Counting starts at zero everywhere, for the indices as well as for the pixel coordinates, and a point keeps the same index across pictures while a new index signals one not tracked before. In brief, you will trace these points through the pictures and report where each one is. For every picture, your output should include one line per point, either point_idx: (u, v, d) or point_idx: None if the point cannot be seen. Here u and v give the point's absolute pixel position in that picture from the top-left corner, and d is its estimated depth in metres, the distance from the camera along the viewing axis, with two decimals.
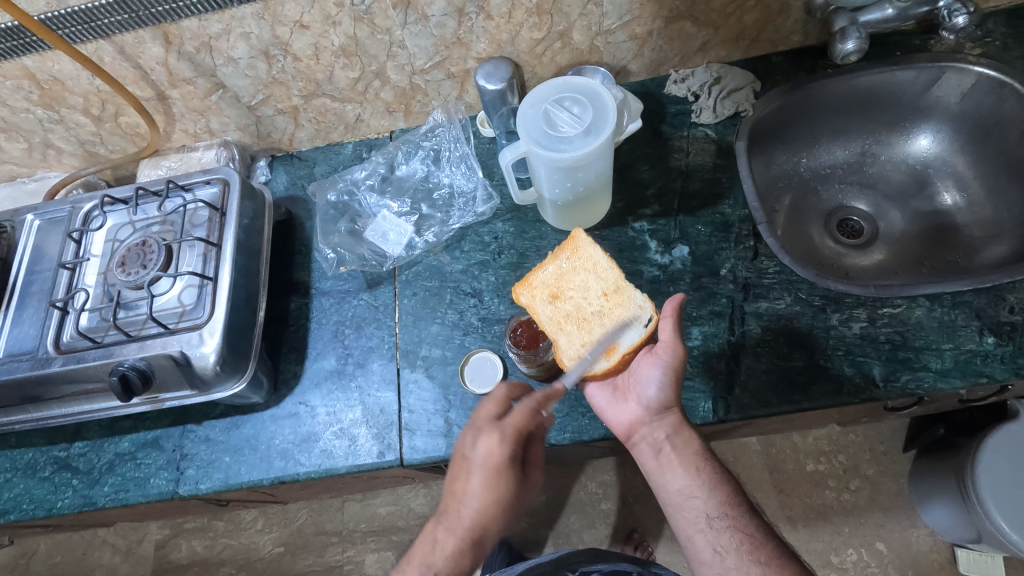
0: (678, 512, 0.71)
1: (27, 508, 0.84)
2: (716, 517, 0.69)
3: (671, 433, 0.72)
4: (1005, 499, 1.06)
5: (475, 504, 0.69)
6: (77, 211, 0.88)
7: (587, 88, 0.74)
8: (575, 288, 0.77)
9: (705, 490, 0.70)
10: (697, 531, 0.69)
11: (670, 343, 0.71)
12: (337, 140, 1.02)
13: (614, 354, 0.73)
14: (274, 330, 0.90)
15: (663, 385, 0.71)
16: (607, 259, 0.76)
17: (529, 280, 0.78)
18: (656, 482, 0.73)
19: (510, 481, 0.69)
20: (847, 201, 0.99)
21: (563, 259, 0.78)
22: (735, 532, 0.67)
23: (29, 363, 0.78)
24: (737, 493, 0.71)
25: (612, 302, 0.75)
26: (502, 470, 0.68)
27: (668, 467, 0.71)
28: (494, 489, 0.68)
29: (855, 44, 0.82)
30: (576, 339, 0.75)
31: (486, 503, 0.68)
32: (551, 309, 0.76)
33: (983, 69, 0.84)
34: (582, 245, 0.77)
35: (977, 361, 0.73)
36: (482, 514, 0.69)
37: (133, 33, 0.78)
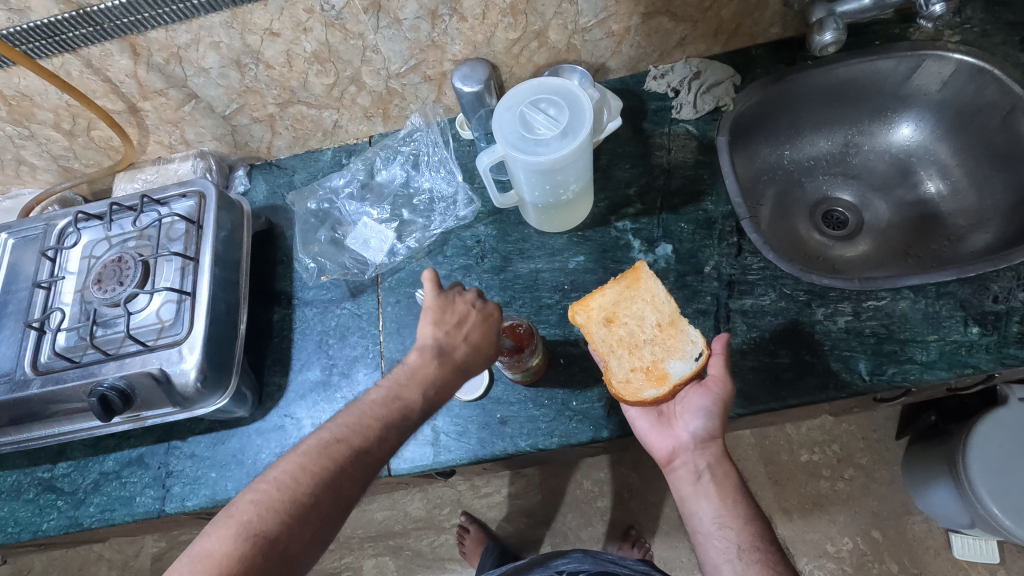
0: (707, 541, 0.67)
1: (12, 531, 0.83)
2: (746, 550, 0.64)
3: (714, 462, 0.70)
4: (998, 484, 1.07)
5: (471, 342, 0.68)
6: (51, 228, 0.87)
7: (563, 89, 0.73)
8: (631, 314, 0.77)
9: (740, 522, 0.66)
10: (725, 561, 0.64)
11: (720, 376, 0.70)
12: (316, 146, 1.01)
13: (665, 383, 0.73)
14: (257, 343, 0.89)
15: (710, 415, 0.70)
16: (666, 293, 0.77)
17: (586, 302, 0.78)
18: (688, 510, 0.69)
19: (489, 344, 0.70)
20: (832, 192, 0.99)
21: (622, 285, 0.78)
22: (766, 568, 0.62)
23: (7, 385, 0.77)
24: (771, 532, 0.66)
25: (665, 333, 0.76)
26: (494, 330, 0.71)
27: (704, 495, 0.68)
28: (485, 339, 0.70)
29: (833, 35, 0.81)
30: (626, 363, 0.75)
31: (482, 347, 0.69)
32: (605, 332, 0.77)
33: (963, 56, 0.84)
34: (644, 277, 0.78)
35: (963, 352, 0.73)
36: (470, 357, 0.68)
37: (100, 46, 0.76)
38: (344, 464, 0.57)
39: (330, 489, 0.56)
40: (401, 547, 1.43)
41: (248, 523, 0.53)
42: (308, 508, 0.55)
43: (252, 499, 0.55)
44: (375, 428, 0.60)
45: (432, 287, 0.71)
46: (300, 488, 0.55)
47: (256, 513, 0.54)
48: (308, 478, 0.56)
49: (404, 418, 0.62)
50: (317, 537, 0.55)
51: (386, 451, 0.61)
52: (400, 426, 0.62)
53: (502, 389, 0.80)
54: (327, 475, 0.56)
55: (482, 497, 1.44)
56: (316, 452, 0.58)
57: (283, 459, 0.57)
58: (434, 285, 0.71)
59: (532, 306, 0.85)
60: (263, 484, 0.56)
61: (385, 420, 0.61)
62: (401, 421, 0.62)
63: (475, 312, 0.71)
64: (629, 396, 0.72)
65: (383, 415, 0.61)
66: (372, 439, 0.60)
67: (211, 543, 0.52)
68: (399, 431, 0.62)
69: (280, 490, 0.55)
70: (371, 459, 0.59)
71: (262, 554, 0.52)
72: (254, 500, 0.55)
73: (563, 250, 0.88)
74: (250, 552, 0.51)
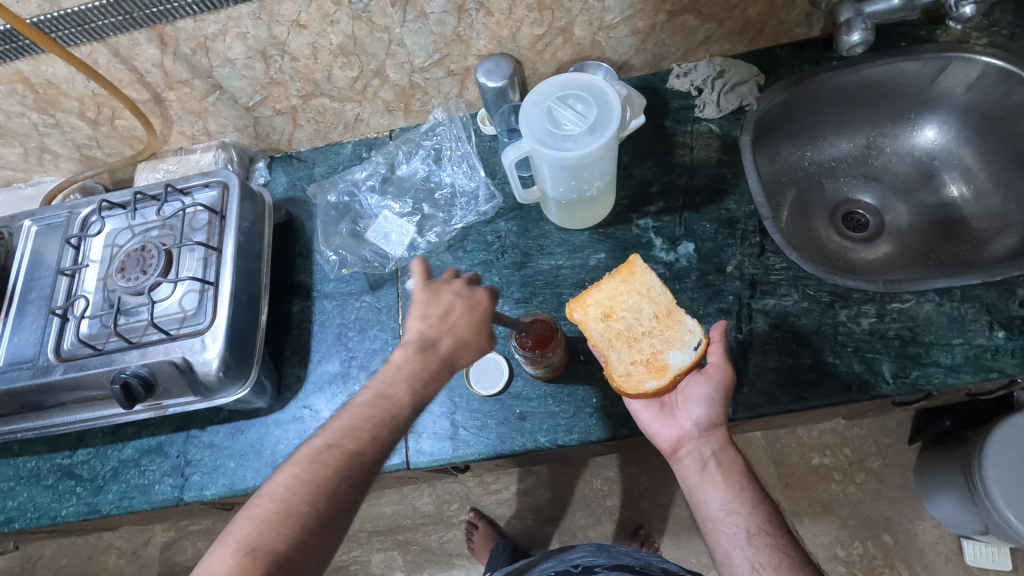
0: (716, 528, 0.66)
1: (32, 516, 0.84)
2: (756, 534, 0.64)
3: (718, 449, 0.70)
4: (1013, 490, 1.06)
5: (456, 335, 0.65)
6: (75, 216, 0.87)
7: (591, 85, 0.72)
8: (627, 308, 0.77)
9: (748, 508, 0.66)
10: (735, 547, 0.64)
11: (720, 363, 0.71)
12: (336, 139, 1.01)
13: (666, 374, 0.73)
14: (277, 334, 0.89)
15: (712, 402, 0.70)
16: (661, 285, 0.77)
17: (583, 298, 0.78)
18: (696, 498, 0.69)
19: (478, 336, 0.66)
20: (853, 194, 0.98)
21: (617, 280, 0.78)
22: (776, 551, 0.62)
23: (30, 371, 0.77)
24: (778, 515, 0.66)
25: (663, 325, 0.76)
26: (484, 319, 0.67)
27: (712, 482, 0.68)
28: (473, 332, 0.66)
29: (861, 36, 0.81)
30: (626, 357, 0.75)
31: (467, 342, 0.66)
32: (603, 327, 0.77)
33: (990, 59, 0.83)
34: (638, 270, 0.78)
35: (988, 356, 0.73)
36: (457, 351, 0.65)
37: (128, 35, 0.76)
38: (338, 470, 0.56)
39: (326, 496, 0.54)
40: (409, 542, 1.43)
41: (246, 538, 0.52)
42: (305, 517, 0.53)
43: (248, 515, 0.53)
44: (365, 429, 0.58)
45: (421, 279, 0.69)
46: (295, 500, 0.54)
47: (252, 528, 0.52)
48: (302, 486, 0.54)
49: (395, 417, 0.60)
50: (320, 547, 0.54)
51: (381, 454, 0.58)
52: (389, 423, 0.59)
53: (521, 385, 0.80)
54: (322, 482, 0.55)
55: (491, 494, 1.44)
56: (309, 460, 0.56)
57: (277, 471, 0.56)
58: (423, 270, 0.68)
59: (552, 302, 0.85)
60: (259, 499, 0.54)
61: (374, 422, 0.59)
62: (393, 421, 0.60)
63: (462, 301, 0.67)
64: (632, 391, 0.73)
65: (373, 415, 0.59)
66: (365, 442, 0.58)
67: (212, 563, 0.51)
68: (391, 432, 0.59)
69: (274, 502, 0.53)
70: (366, 461, 0.57)
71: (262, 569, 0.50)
72: (251, 517, 0.53)
73: (584, 247, 0.87)
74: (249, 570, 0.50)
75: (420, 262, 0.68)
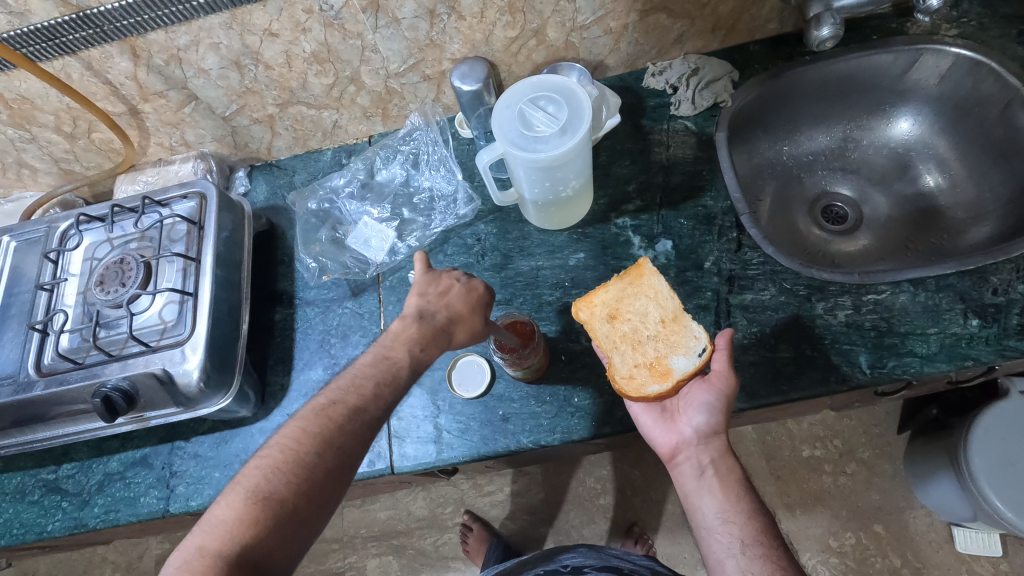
0: (710, 536, 0.66)
1: (18, 532, 0.84)
2: (749, 544, 0.64)
3: (717, 458, 0.70)
4: (999, 476, 1.07)
5: (452, 311, 0.69)
6: (53, 231, 0.87)
7: (562, 86, 0.73)
8: (634, 311, 0.78)
9: (742, 517, 0.66)
10: (728, 556, 0.64)
11: (722, 372, 0.70)
12: (316, 147, 1.01)
13: (668, 379, 0.73)
14: (260, 343, 0.89)
15: (713, 410, 0.70)
16: (669, 289, 0.77)
17: (589, 299, 0.79)
18: (692, 505, 0.69)
19: (472, 316, 0.70)
20: (831, 187, 0.99)
21: (625, 282, 0.78)
22: (769, 562, 0.62)
23: (11, 387, 0.77)
24: (775, 526, 0.66)
25: (668, 329, 0.76)
26: (480, 304, 0.71)
27: (708, 490, 0.68)
28: (468, 310, 0.70)
29: (830, 31, 0.82)
30: (630, 359, 0.76)
31: (463, 320, 0.69)
32: (608, 328, 0.77)
33: (960, 50, 0.84)
34: (647, 273, 0.78)
35: (963, 344, 0.73)
36: (453, 325, 0.69)
37: (100, 49, 0.76)
38: (344, 424, 0.58)
39: (332, 449, 0.56)
40: (404, 546, 1.43)
41: (255, 486, 0.53)
42: (314, 468, 0.55)
43: (258, 464, 0.55)
44: (368, 387, 0.61)
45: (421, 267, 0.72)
46: (304, 449, 0.55)
47: (261, 476, 0.54)
48: (309, 437, 0.56)
49: (395, 377, 0.62)
50: (325, 498, 0.55)
51: (382, 411, 0.61)
52: (392, 382, 0.62)
53: (503, 386, 0.81)
54: (328, 434, 0.56)
55: (485, 495, 1.45)
56: (315, 413, 0.58)
57: (284, 423, 0.58)
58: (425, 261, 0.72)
59: (533, 303, 0.85)
60: (268, 448, 0.56)
61: (377, 381, 0.61)
62: (394, 380, 0.62)
63: (461, 284, 0.71)
64: (632, 394, 0.73)
65: (375, 374, 0.62)
66: (368, 398, 0.60)
67: (222, 509, 0.52)
68: (391, 391, 0.62)
69: (283, 452, 0.55)
70: (370, 417, 0.59)
71: (270, 515, 0.52)
72: (260, 464, 0.55)
73: (564, 247, 0.88)
74: (257, 515, 0.52)
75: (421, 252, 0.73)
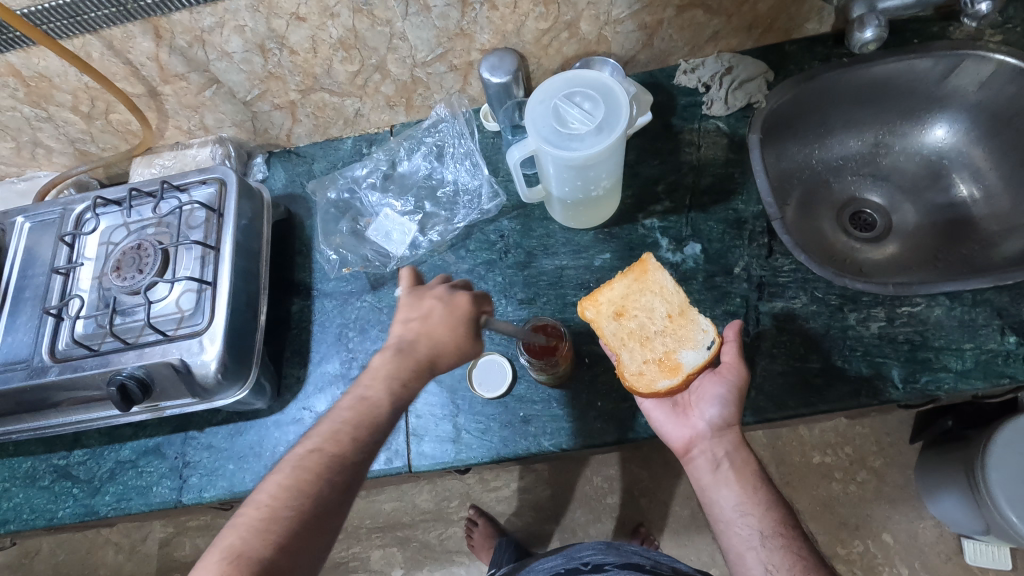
0: (729, 529, 0.64)
1: (27, 518, 0.83)
2: (770, 536, 0.62)
3: (731, 450, 0.67)
4: (1016, 491, 1.05)
5: (431, 338, 0.65)
6: (69, 213, 0.85)
7: (598, 82, 0.70)
8: (640, 307, 0.76)
9: (761, 508, 0.64)
10: (749, 549, 0.62)
11: (733, 363, 0.69)
12: (336, 135, 0.99)
13: (678, 373, 0.72)
14: (276, 333, 0.88)
15: (725, 402, 0.68)
16: (674, 283, 0.76)
17: (594, 297, 0.77)
18: (708, 499, 0.67)
19: (455, 338, 0.65)
20: (860, 194, 0.97)
21: (630, 279, 0.77)
22: (791, 553, 0.60)
23: (24, 372, 0.76)
24: (794, 517, 0.64)
25: (675, 324, 0.75)
26: (464, 323, 0.65)
27: (725, 483, 0.66)
28: (449, 333, 0.65)
29: (874, 33, 0.80)
30: (638, 356, 0.74)
31: (447, 346, 0.65)
32: (615, 326, 0.76)
33: (1004, 57, 0.81)
34: (651, 269, 0.77)
35: (1000, 361, 0.72)
36: (435, 351, 0.65)
37: (122, 28, 0.74)
38: (320, 473, 0.56)
39: (312, 500, 0.54)
40: (409, 539, 1.43)
41: (232, 548, 0.51)
42: (294, 521, 0.53)
43: (235, 523, 0.53)
44: (346, 432, 0.59)
45: (407, 284, 0.70)
46: (281, 503, 0.54)
47: (238, 536, 0.52)
48: (286, 491, 0.54)
49: (372, 419, 0.60)
50: (309, 551, 0.53)
51: (364, 455, 0.59)
52: (370, 421, 0.60)
53: (524, 387, 0.79)
54: (306, 486, 0.55)
55: (491, 491, 1.44)
56: (292, 467, 0.56)
57: (262, 480, 0.56)
58: (409, 281, 0.70)
59: (556, 304, 0.84)
60: (244, 509, 0.54)
61: (353, 425, 0.60)
62: (373, 422, 0.60)
63: (442, 304, 0.66)
64: (644, 391, 0.72)
65: (353, 420, 0.60)
66: (345, 446, 0.58)
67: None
68: (369, 433, 0.60)
69: (260, 509, 0.53)
70: (348, 463, 0.57)
71: (248, 575, 0.50)
72: (235, 525, 0.53)
73: (588, 247, 0.86)
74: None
75: (407, 273, 0.71)
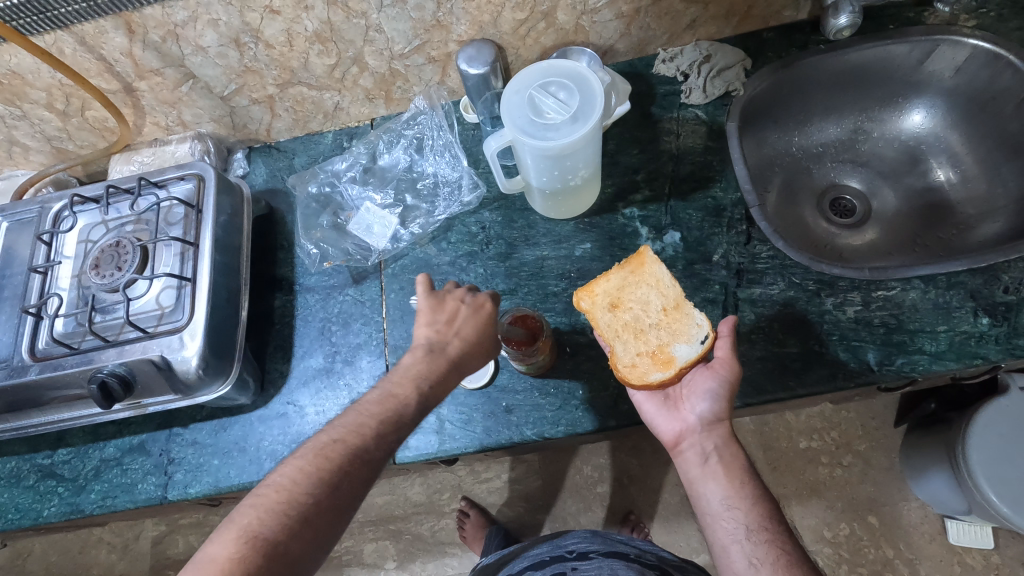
0: (715, 522, 0.65)
1: (13, 517, 0.83)
2: (755, 530, 0.63)
3: (721, 445, 0.68)
4: (999, 474, 1.07)
5: (464, 337, 0.68)
6: (46, 211, 0.85)
7: (573, 72, 0.71)
8: (635, 299, 0.76)
9: (747, 503, 0.65)
10: (733, 542, 0.63)
11: (726, 358, 0.70)
12: (316, 129, 0.98)
13: (671, 367, 0.72)
14: (258, 329, 0.88)
15: (717, 398, 0.69)
16: (671, 277, 0.76)
17: (591, 288, 0.77)
18: (695, 492, 0.68)
19: (482, 333, 0.70)
20: (840, 180, 0.98)
21: (626, 271, 0.77)
22: (775, 548, 0.61)
23: (4, 371, 0.75)
24: (779, 513, 0.65)
25: (670, 317, 0.75)
26: (489, 319, 0.71)
27: (712, 477, 0.67)
28: (479, 330, 0.70)
29: (848, 19, 0.82)
30: (632, 348, 0.74)
31: (474, 340, 0.69)
32: (610, 318, 0.76)
33: (978, 42, 0.82)
34: (648, 262, 0.76)
35: (973, 343, 0.73)
36: (466, 352, 0.68)
37: (93, 23, 0.73)
38: (344, 464, 0.56)
39: (330, 490, 0.55)
40: (401, 531, 1.43)
41: (248, 526, 0.51)
42: (308, 509, 0.53)
43: (252, 502, 0.53)
44: (370, 424, 0.60)
45: (424, 288, 0.72)
46: (302, 488, 0.54)
47: (255, 516, 0.52)
48: (307, 475, 0.55)
49: (398, 415, 0.62)
50: (321, 538, 0.54)
51: (384, 448, 0.60)
52: (395, 420, 0.61)
53: (506, 378, 0.80)
54: (328, 476, 0.55)
55: (482, 482, 1.45)
56: (314, 454, 0.57)
57: (281, 464, 0.56)
58: (428, 284, 0.73)
59: (538, 294, 0.84)
60: (263, 489, 0.54)
61: (377, 418, 0.61)
62: (396, 418, 0.61)
63: (467, 306, 0.71)
64: (636, 382, 0.72)
65: (378, 413, 0.61)
66: (367, 439, 0.59)
67: (214, 549, 0.50)
68: (394, 427, 0.61)
69: (279, 492, 0.54)
70: (371, 458, 0.58)
71: (262, 554, 0.50)
72: (254, 503, 0.53)
73: (570, 237, 0.86)
74: (249, 552, 0.49)
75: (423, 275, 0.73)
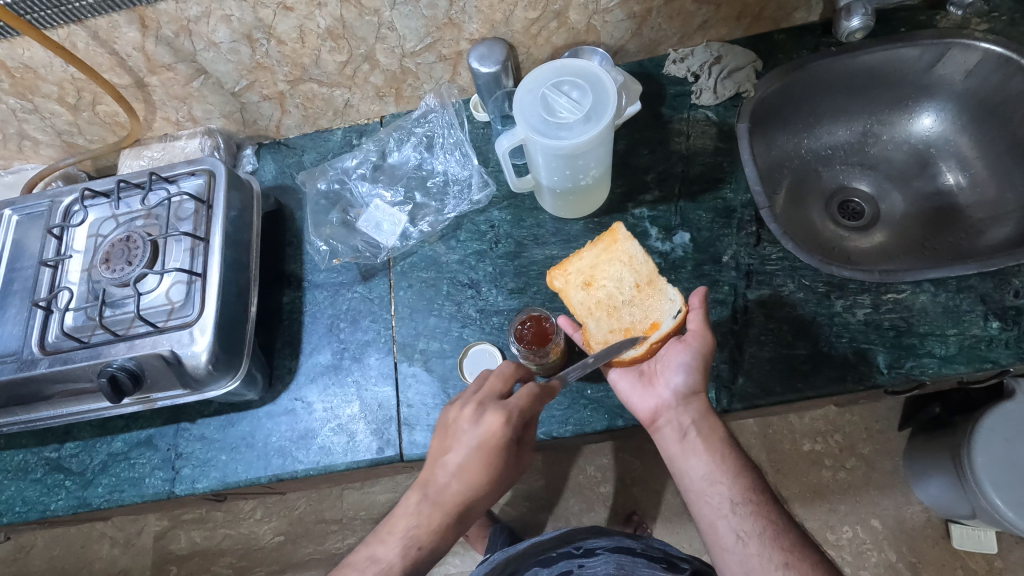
0: (700, 498, 0.66)
1: (20, 510, 0.83)
2: (739, 503, 0.63)
3: (697, 418, 0.68)
4: (1002, 476, 1.07)
5: (465, 482, 0.67)
6: (56, 206, 0.85)
7: (585, 71, 0.71)
8: (609, 277, 0.77)
9: (730, 476, 0.65)
10: (719, 517, 0.64)
11: (698, 331, 0.69)
12: (326, 126, 0.99)
13: (642, 343, 0.73)
14: (267, 325, 0.88)
15: (690, 370, 0.69)
16: (643, 253, 0.76)
17: (564, 266, 0.79)
18: (678, 469, 0.68)
19: (491, 472, 0.67)
20: (849, 182, 0.97)
21: (599, 249, 0.79)
22: (761, 519, 0.62)
23: (14, 364, 0.75)
24: (762, 481, 0.66)
25: (643, 293, 0.76)
26: (496, 450, 0.66)
27: (693, 452, 0.67)
28: (485, 470, 0.67)
29: (861, 21, 0.82)
30: (604, 325, 0.76)
31: (480, 481, 0.67)
32: (583, 296, 0.78)
33: (990, 46, 0.82)
34: (620, 238, 0.78)
35: (983, 346, 0.73)
36: (470, 492, 0.67)
37: (107, 17, 0.74)
38: None
39: None
40: None
41: None
42: None
43: None
44: None
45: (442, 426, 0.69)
46: None
47: None
48: None
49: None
50: None
51: None
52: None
53: None
54: None
55: None
56: None
57: None
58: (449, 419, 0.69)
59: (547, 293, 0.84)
60: None
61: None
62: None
63: (472, 440, 0.66)
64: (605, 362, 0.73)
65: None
66: None
67: None
68: None
69: None
70: None
71: None
72: None
73: (579, 237, 0.86)
74: None
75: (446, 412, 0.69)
